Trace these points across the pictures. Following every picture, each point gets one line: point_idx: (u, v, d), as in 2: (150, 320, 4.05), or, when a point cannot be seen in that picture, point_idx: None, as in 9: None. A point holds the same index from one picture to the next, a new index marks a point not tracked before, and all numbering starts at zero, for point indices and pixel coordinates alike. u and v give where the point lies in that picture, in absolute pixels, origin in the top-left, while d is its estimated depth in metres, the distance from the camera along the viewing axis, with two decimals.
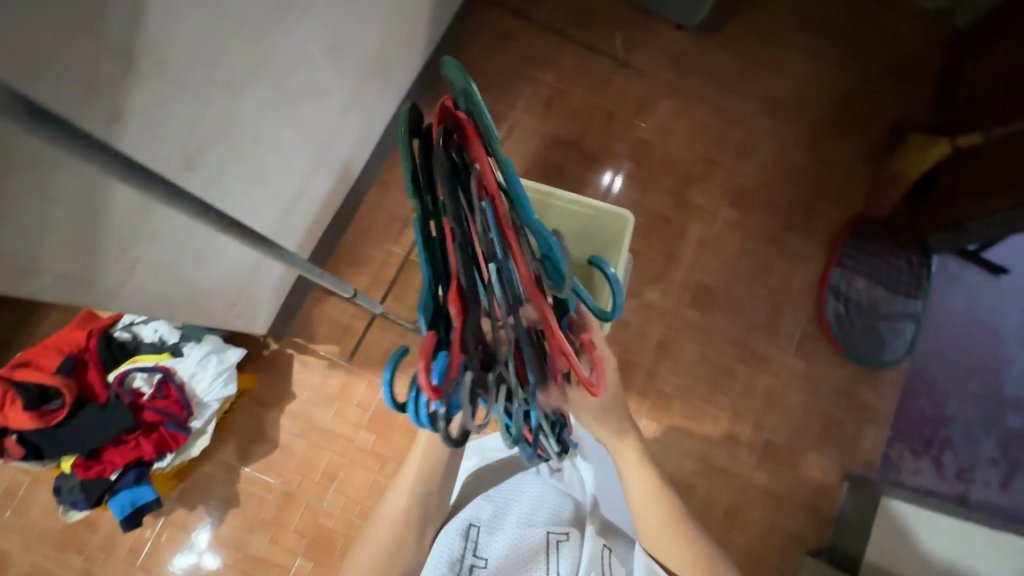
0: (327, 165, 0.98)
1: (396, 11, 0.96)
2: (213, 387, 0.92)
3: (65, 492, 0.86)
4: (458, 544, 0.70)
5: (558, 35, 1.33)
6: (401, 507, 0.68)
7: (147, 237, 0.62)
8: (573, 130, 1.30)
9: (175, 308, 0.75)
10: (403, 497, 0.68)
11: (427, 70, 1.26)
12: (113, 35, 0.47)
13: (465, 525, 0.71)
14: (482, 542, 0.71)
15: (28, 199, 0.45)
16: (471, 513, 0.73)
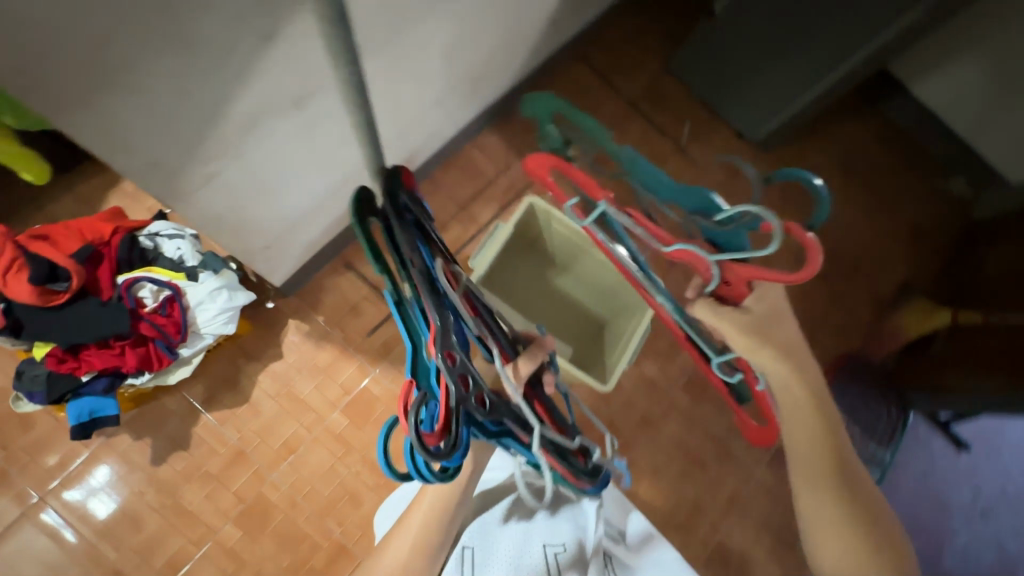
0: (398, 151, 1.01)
1: (505, 37, 1.03)
2: (214, 321, 0.89)
3: (28, 377, 0.81)
4: (455, 569, 0.73)
5: (631, 107, 1.42)
6: (404, 552, 0.64)
7: (235, 157, 0.64)
8: (620, 195, 1.37)
9: (222, 234, 0.75)
10: (410, 536, 0.64)
11: (508, 98, 1.32)
12: None
13: (462, 547, 0.74)
14: (478, 568, 0.74)
15: (168, 81, 0.49)
16: (467, 536, 0.75)
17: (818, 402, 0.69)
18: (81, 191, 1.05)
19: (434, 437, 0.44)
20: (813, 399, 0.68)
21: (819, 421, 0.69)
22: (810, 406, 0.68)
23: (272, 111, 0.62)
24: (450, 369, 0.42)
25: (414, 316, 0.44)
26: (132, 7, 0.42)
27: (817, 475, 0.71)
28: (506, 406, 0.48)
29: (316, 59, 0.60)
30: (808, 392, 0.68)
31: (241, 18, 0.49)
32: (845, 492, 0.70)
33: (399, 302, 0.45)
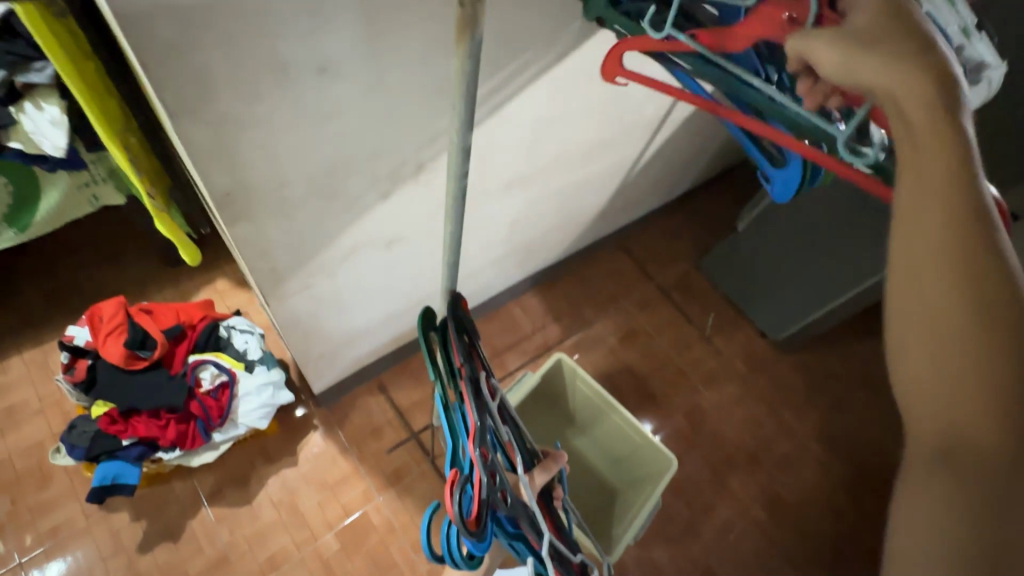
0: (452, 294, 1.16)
1: (558, 220, 1.24)
2: (252, 413, 0.96)
3: (78, 431, 0.88)
4: None
5: (661, 292, 1.57)
6: None
7: (329, 276, 0.80)
8: (644, 369, 1.45)
9: (293, 336, 0.87)
10: None
11: (553, 267, 1.51)
12: (423, 156, 0.69)
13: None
14: None
15: (306, 214, 0.67)
16: None
17: (959, 253, 0.32)
18: (182, 281, 1.24)
19: (471, 525, 0.50)
20: (973, 294, 0.32)
21: (963, 310, 0.32)
22: (958, 296, 0.32)
23: (368, 246, 0.79)
24: (484, 464, 0.49)
25: (457, 416, 0.53)
26: (306, 165, 0.61)
27: (945, 235, 0.32)
28: (529, 512, 0.52)
29: (412, 210, 0.77)
30: (959, 227, 0.32)
31: (371, 181, 0.68)
32: (1022, 401, 0.32)
33: (446, 404, 0.54)
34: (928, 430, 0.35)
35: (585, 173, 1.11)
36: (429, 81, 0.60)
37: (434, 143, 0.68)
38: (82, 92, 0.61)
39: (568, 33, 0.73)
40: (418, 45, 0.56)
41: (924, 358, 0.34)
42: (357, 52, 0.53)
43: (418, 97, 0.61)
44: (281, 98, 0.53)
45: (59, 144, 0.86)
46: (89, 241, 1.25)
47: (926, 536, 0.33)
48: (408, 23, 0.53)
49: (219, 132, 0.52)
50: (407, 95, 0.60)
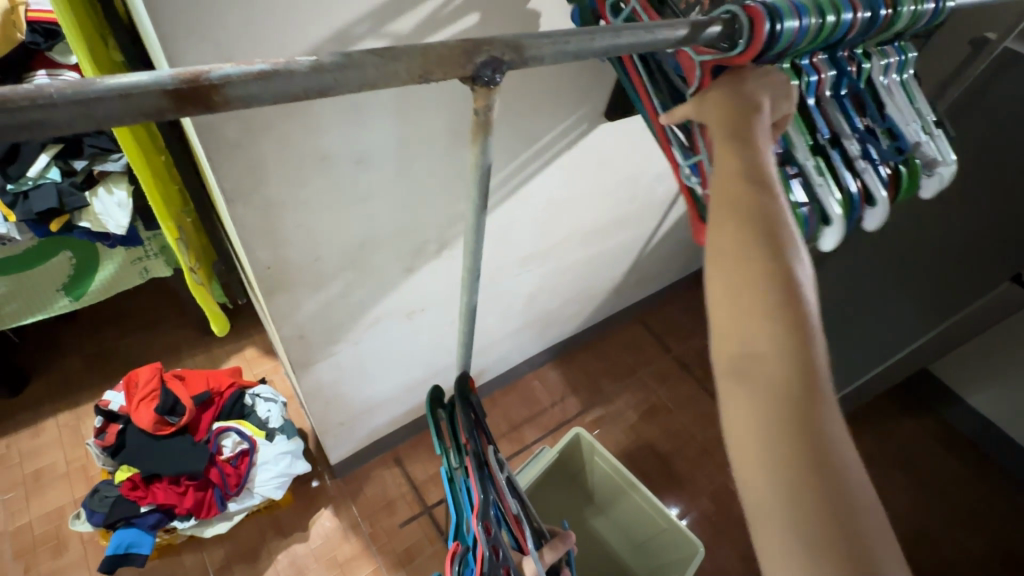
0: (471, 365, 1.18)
1: (575, 293, 1.28)
2: (268, 483, 0.96)
3: (101, 497, 0.89)
4: None
5: (681, 367, 1.56)
6: None
7: (353, 345, 0.83)
8: (666, 446, 1.40)
9: (316, 403, 0.90)
10: None
11: (572, 339, 1.52)
12: (446, 233, 0.75)
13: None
14: None
15: (337, 286, 0.72)
16: None
17: (754, 276, 0.34)
18: (214, 350, 1.29)
19: None
20: (784, 348, 0.32)
21: (773, 357, 0.32)
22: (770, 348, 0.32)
23: (391, 317, 0.83)
24: (486, 540, 0.51)
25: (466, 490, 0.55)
26: (340, 242, 0.66)
27: (745, 256, 0.35)
28: None
29: (435, 283, 0.82)
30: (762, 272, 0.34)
31: (398, 257, 0.73)
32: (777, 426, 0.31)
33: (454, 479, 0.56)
34: (728, 355, 0.34)
35: (600, 250, 1.17)
36: (451, 168, 0.67)
37: (455, 223, 0.74)
38: (152, 181, 0.70)
39: (580, 126, 0.81)
40: (444, 139, 0.63)
41: (729, 315, 0.34)
42: (390, 146, 0.60)
43: (441, 182, 0.68)
44: (322, 186, 0.60)
45: (122, 222, 0.95)
46: (134, 310, 1.33)
47: (778, 551, 0.29)
48: (435, 121, 0.61)
49: (267, 214, 0.59)
50: (432, 181, 0.67)
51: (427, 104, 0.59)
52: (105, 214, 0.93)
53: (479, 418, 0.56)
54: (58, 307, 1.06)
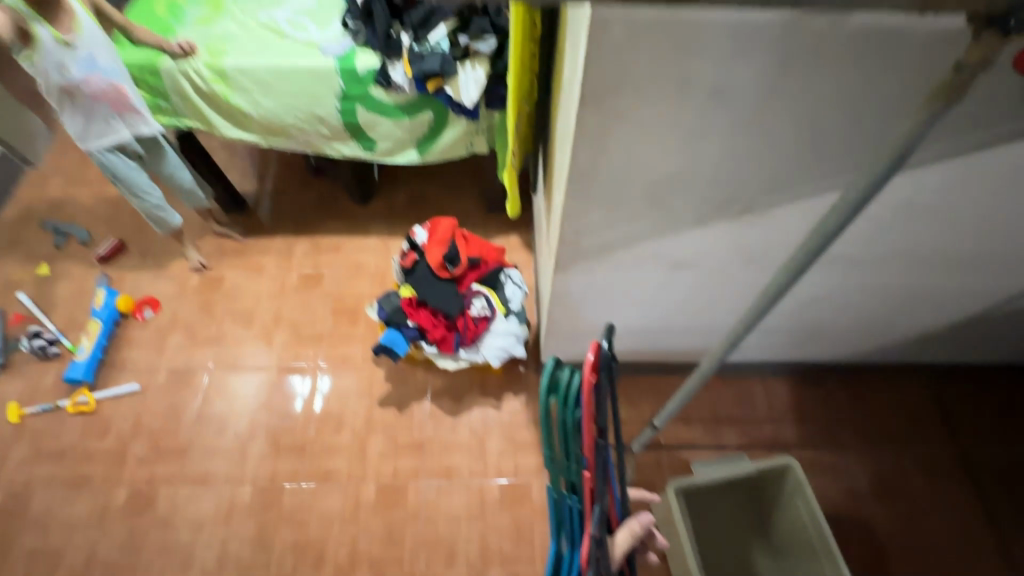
0: None
1: (865, 327, 1.05)
2: (493, 350, 1.12)
3: (390, 297, 1.14)
4: None
5: (963, 471, 1.20)
6: None
7: (613, 269, 0.82)
8: (888, 540, 1.13)
9: (558, 311, 0.93)
10: None
11: (825, 366, 1.30)
12: (757, 195, 0.68)
13: None
14: None
15: (626, 204, 0.69)
16: None
17: None
18: (491, 228, 1.50)
19: None
20: None
21: None
22: None
23: (658, 258, 0.79)
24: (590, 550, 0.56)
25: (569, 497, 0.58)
26: (645, 170, 0.65)
27: None
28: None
29: (703, 284, 0.86)
30: None
31: (696, 202, 0.69)
32: None
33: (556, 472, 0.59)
34: None
35: (930, 286, 0.93)
36: (808, 207, 0.71)
37: (788, 250, 0.77)
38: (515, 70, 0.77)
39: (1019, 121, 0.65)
40: (875, 118, 0.60)
41: None
42: (816, 82, 0.57)
43: (794, 219, 0.72)
44: (645, 212, 0.71)
45: (471, 97, 1.07)
46: (452, 177, 1.62)
47: None
48: (874, 83, 0.57)
49: (582, 178, 0.66)
50: (782, 208, 0.71)
51: (875, 63, 0.55)
52: (395, 70, 1.08)
53: (608, 436, 0.54)
54: (403, 152, 1.23)
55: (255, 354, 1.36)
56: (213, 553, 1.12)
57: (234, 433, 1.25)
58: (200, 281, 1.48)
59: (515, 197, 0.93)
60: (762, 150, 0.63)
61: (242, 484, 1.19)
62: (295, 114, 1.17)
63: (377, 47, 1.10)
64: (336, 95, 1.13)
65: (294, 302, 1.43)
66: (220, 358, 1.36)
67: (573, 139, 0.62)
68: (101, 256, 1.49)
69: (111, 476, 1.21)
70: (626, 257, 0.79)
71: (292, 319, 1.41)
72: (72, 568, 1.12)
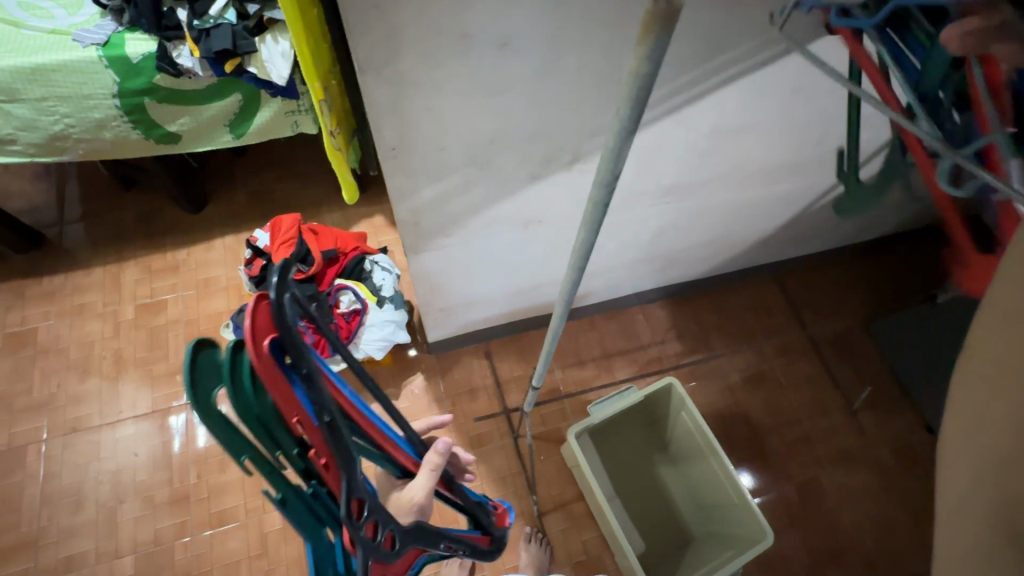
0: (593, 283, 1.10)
1: (714, 242, 1.14)
2: (373, 343, 1.06)
3: (244, 314, 1.03)
4: None
5: (811, 346, 1.38)
6: None
7: (463, 239, 0.78)
8: (763, 422, 1.29)
9: (422, 290, 0.89)
10: None
11: (692, 283, 1.40)
12: (584, 143, 0.67)
13: None
14: None
15: (452, 173, 0.65)
16: None
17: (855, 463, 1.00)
18: (350, 213, 1.40)
19: None
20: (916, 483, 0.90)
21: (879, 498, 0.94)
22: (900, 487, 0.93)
23: (504, 219, 0.77)
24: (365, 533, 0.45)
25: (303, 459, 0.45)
26: (461, 135, 0.60)
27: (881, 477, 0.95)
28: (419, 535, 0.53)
29: (558, 235, 0.86)
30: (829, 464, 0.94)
31: (524, 159, 0.67)
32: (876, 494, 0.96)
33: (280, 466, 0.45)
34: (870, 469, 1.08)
35: (758, 196, 1.01)
36: None
37: None
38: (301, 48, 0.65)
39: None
40: None
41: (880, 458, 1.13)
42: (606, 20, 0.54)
43: None
44: (475, 177, 0.67)
45: (284, 76, 0.94)
46: (296, 163, 1.47)
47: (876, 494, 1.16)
48: None
49: (394, 154, 0.61)
50: None
51: None
52: (180, 54, 0.92)
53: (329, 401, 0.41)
54: (214, 141, 1.07)
55: (101, 409, 1.17)
56: None
57: (96, 504, 1.09)
58: (6, 341, 1.22)
59: (349, 181, 0.84)
60: (572, 98, 0.60)
61: (119, 556, 1.05)
62: (61, 120, 0.96)
63: (149, 29, 0.91)
64: (112, 92, 0.95)
65: (136, 339, 1.24)
66: (56, 425, 1.15)
67: (370, 112, 0.55)
68: None
69: None
70: (470, 225, 0.76)
71: (139, 359, 1.22)
72: None
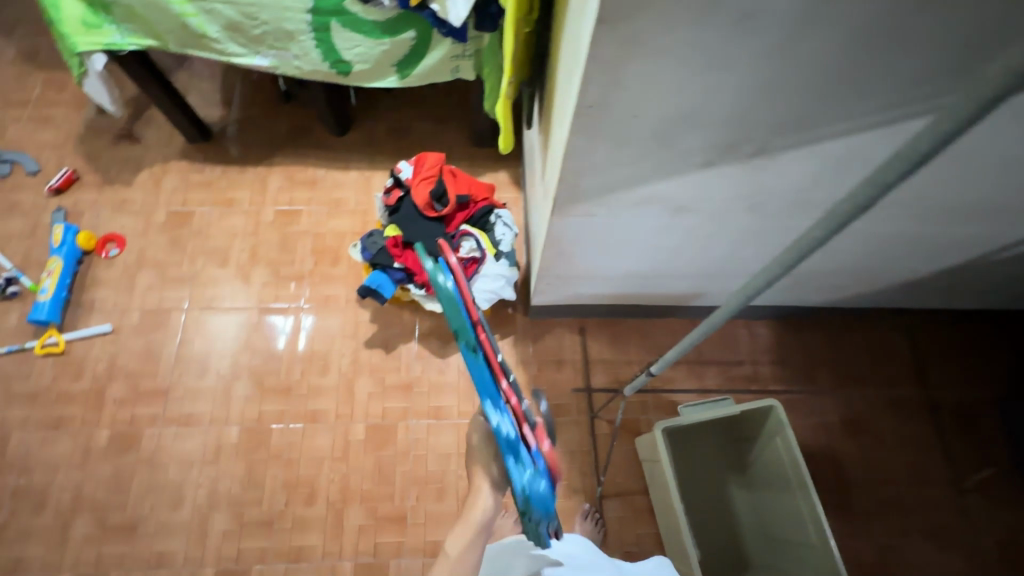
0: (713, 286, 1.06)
1: (855, 271, 1.06)
2: (483, 293, 1.08)
3: (373, 238, 1.09)
4: None
5: (928, 407, 1.26)
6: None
7: (613, 211, 0.78)
8: (854, 473, 1.20)
9: (552, 252, 0.90)
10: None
11: (809, 309, 1.31)
12: (775, 136, 0.63)
13: None
14: None
15: (632, 142, 0.64)
16: None
17: None
18: (478, 164, 1.43)
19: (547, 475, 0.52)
20: None
21: None
22: None
23: (661, 201, 0.76)
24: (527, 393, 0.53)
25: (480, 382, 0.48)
26: (658, 106, 0.59)
27: None
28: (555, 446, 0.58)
29: (704, 228, 0.83)
30: None
31: (708, 142, 0.64)
32: None
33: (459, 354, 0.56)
34: None
35: (927, 233, 0.92)
36: (826, 152, 0.67)
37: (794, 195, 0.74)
38: None
39: None
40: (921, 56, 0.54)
41: None
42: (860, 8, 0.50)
43: (809, 163, 0.68)
44: (652, 151, 0.66)
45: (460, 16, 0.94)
46: (436, 106, 1.52)
47: None
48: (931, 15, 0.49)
49: (587, 112, 0.60)
50: (798, 152, 0.66)
51: None
52: None
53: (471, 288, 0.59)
54: (380, 76, 1.13)
55: (233, 294, 1.30)
56: (202, 491, 1.12)
57: (216, 375, 1.22)
58: (167, 216, 1.38)
59: (510, 132, 0.88)
60: (788, 87, 0.57)
61: (227, 424, 1.18)
62: (261, 26, 1.04)
63: None
64: (306, 8, 1.01)
65: (270, 239, 1.36)
66: (196, 298, 1.30)
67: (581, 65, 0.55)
68: (53, 187, 1.37)
69: (89, 417, 1.18)
70: (624, 200, 0.75)
71: (270, 258, 1.34)
72: (58, 508, 1.11)
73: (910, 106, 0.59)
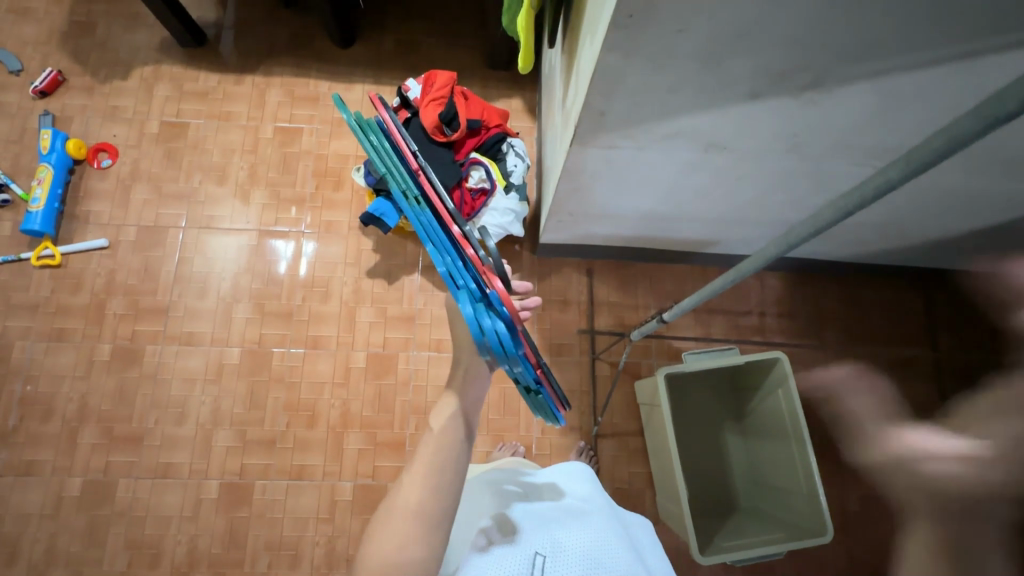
0: (732, 231, 1.01)
1: (884, 224, 1.00)
2: (490, 227, 1.03)
3: (376, 162, 1.02)
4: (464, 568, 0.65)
5: (933, 368, 1.25)
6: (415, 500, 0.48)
7: (638, 143, 0.72)
8: None
9: (567, 186, 0.84)
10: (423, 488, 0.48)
11: (827, 263, 1.27)
12: (834, 63, 0.56)
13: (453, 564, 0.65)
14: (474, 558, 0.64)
15: (671, 62, 0.57)
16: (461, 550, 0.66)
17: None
18: (491, 88, 1.33)
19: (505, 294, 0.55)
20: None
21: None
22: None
23: (692, 134, 0.69)
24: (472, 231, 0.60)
25: (451, 262, 0.58)
26: (706, 21, 0.51)
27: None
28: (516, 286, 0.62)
29: (735, 167, 0.77)
30: None
31: (756, 67, 0.57)
32: None
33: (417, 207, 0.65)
34: None
35: (971, 188, 0.85)
36: (886, 86, 0.60)
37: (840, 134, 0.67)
38: None
39: None
40: None
41: None
42: None
43: (865, 99, 0.61)
44: (691, 75, 0.59)
45: None
46: (449, 20, 1.39)
47: None
48: None
49: (625, 24, 0.53)
50: (855, 85, 0.59)
51: None
52: None
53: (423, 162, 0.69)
54: None
55: (231, 214, 1.26)
56: (206, 408, 1.14)
57: (216, 296, 1.21)
58: (161, 127, 1.31)
59: (531, 49, 0.79)
60: (861, 6, 0.49)
61: (229, 345, 1.18)
62: None
63: None
64: None
65: (270, 159, 1.30)
66: (193, 217, 1.26)
67: None
68: (39, 89, 1.29)
69: (91, 331, 1.18)
70: (653, 131, 0.69)
71: (269, 178, 1.28)
72: (65, 416, 1.13)
73: (995, 38, 0.51)
